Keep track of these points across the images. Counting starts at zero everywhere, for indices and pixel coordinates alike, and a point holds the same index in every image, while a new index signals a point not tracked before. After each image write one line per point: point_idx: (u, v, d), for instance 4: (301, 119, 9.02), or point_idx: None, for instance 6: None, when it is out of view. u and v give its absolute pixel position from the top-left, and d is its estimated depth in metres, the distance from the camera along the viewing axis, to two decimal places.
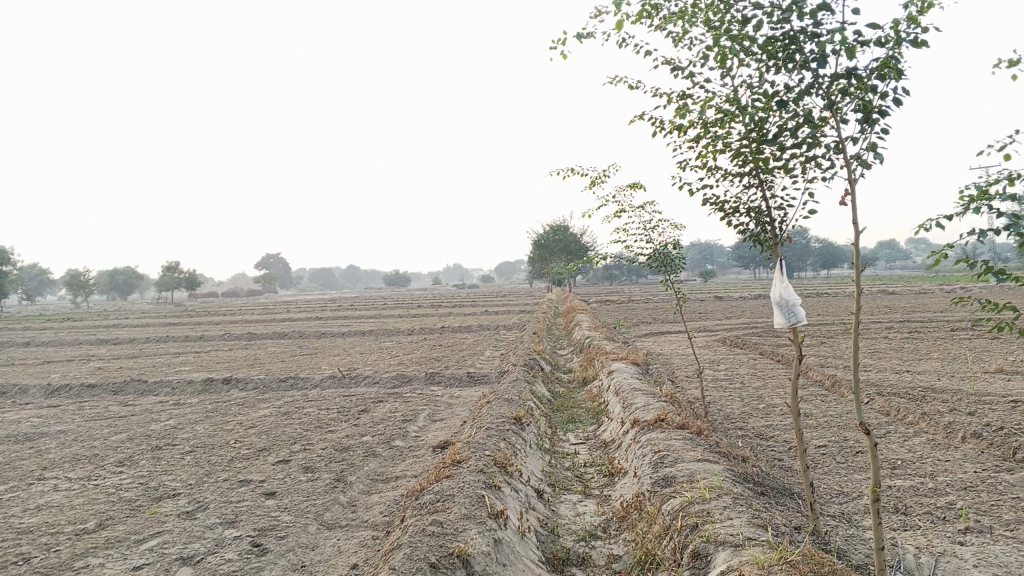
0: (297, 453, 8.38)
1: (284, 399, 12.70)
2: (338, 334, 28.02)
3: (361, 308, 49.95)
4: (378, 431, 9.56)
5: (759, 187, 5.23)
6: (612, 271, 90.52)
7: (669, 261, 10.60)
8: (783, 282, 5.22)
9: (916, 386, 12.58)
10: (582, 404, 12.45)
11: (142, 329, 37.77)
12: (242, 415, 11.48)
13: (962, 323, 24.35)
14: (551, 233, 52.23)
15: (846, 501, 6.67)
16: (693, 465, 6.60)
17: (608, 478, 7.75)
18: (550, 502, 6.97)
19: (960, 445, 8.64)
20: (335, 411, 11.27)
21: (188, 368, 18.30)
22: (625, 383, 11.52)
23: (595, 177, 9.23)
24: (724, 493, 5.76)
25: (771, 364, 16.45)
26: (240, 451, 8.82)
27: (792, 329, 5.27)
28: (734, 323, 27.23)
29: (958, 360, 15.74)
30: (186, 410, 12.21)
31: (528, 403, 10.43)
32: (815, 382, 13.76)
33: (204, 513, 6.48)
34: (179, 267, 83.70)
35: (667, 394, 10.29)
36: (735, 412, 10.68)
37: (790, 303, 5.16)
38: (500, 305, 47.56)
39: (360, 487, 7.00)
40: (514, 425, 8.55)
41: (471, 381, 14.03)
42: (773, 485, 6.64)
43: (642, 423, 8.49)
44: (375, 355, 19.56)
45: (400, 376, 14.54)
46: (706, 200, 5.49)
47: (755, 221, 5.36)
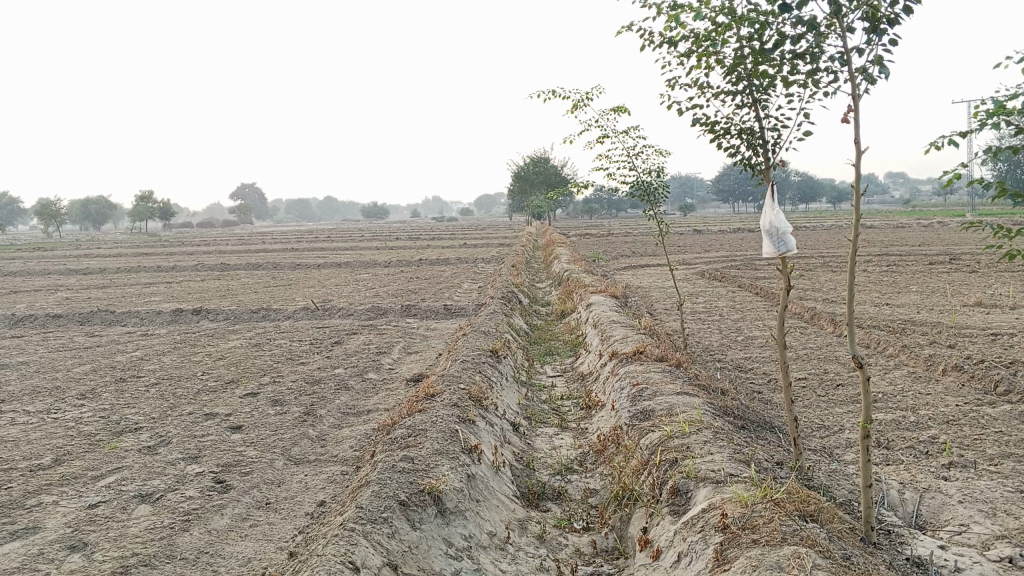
0: (266, 386, 8.13)
1: (256, 330, 12.42)
2: (314, 266, 27.63)
3: (338, 240, 49.47)
4: (350, 363, 9.31)
5: (754, 107, 4.91)
6: (591, 204, 90.13)
7: (652, 190, 10.29)
8: (774, 209, 4.94)
9: (896, 319, 12.49)
10: (560, 336, 12.28)
11: (114, 260, 37.09)
12: (211, 347, 11.19)
13: (940, 257, 24.40)
14: (531, 165, 51.64)
15: (827, 435, 6.54)
16: (672, 398, 6.40)
17: (585, 412, 7.58)
18: (526, 436, 6.78)
19: (941, 378, 8.54)
20: (307, 343, 11.01)
21: (158, 299, 17.94)
22: (604, 315, 11.33)
23: (577, 101, 8.83)
24: (705, 427, 5.58)
25: (750, 296, 16.33)
26: (206, 383, 8.56)
27: (781, 259, 5.01)
28: (714, 256, 27.12)
29: (937, 293, 15.70)
30: (154, 341, 11.90)
31: (505, 335, 10.23)
32: (794, 315, 13.65)
33: (166, 448, 6.24)
34: (153, 197, 82.19)
35: (646, 326, 10.11)
36: (715, 344, 10.54)
37: (780, 231, 4.89)
38: (478, 237, 47.19)
39: (330, 421, 6.77)
40: (490, 358, 8.34)
41: (447, 313, 13.80)
42: (754, 419, 6.48)
43: (620, 355, 8.29)
44: (351, 286, 19.26)
45: (375, 308, 14.27)
46: (696, 121, 5.17)
47: (746, 144, 5.06)
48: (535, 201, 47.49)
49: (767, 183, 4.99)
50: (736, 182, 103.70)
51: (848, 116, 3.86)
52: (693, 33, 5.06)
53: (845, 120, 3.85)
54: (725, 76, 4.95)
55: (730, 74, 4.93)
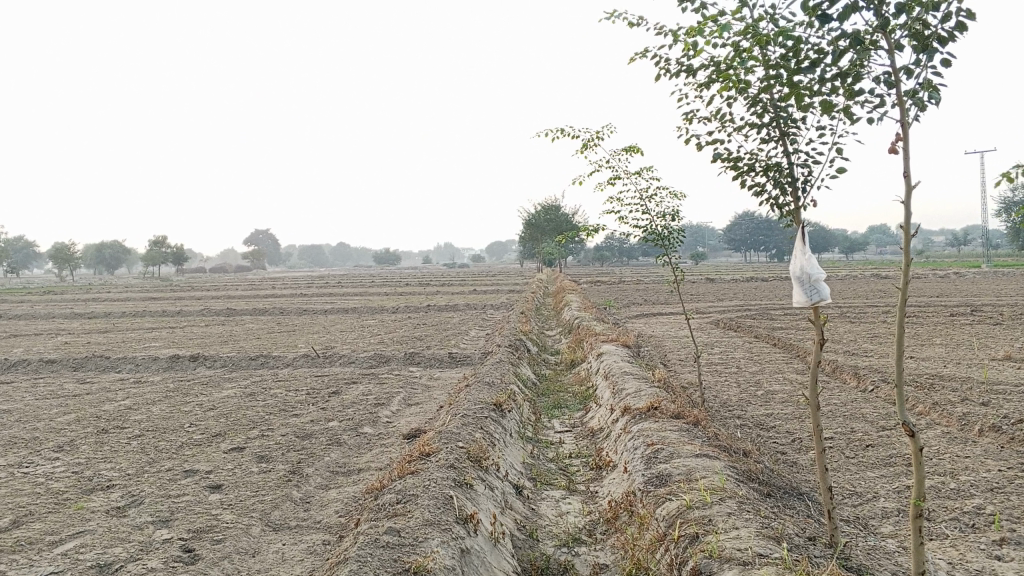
0: (253, 441, 7.62)
1: (251, 379, 11.92)
2: (320, 312, 27.16)
3: (348, 286, 49.17)
4: (346, 416, 8.78)
5: (782, 140, 4.43)
6: (603, 253, 89.90)
7: (665, 234, 9.81)
8: (805, 253, 4.44)
9: (923, 374, 11.87)
10: (569, 388, 11.72)
11: (122, 303, 36.65)
12: (204, 396, 10.69)
13: (961, 308, 23.77)
14: (542, 212, 51.50)
15: (861, 503, 5.96)
16: (691, 461, 5.84)
17: (595, 472, 7.02)
18: (530, 499, 6.23)
19: (978, 439, 7.94)
20: (304, 393, 10.50)
21: (158, 344, 17.51)
22: (615, 366, 10.80)
23: (586, 141, 8.42)
24: (729, 497, 5.01)
25: (767, 347, 15.74)
26: (192, 436, 8.04)
27: (814, 308, 4.52)
28: (727, 305, 26.54)
29: (964, 347, 15.06)
30: (145, 388, 11.42)
31: (511, 387, 9.70)
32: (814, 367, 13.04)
33: (136, 509, 5.71)
34: (167, 241, 82.42)
35: (660, 378, 9.55)
36: (732, 399, 9.95)
37: (813, 278, 4.38)
38: (489, 284, 46.81)
39: (318, 481, 6.25)
40: (493, 412, 7.80)
41: (452, 362, 13.27)
42: (779, 485, 5.92)
43: (633, 411, 7.74)
44: (356, 333, 18.79)
45: (378, 356, 13.76)
46: (716, 156, 4.69)
47: (771, 181, 4.57)
48: (547, 247, 47.20)
49: (796, 224, 4.51)
50: (748, 231, 103.39)
51: (896, 146, 3.36)
52: (713, 61, 4.62)
53: (893, 150, 3.34)
54: (749, 106, 4.48)
55: (755, 105, 4.46)
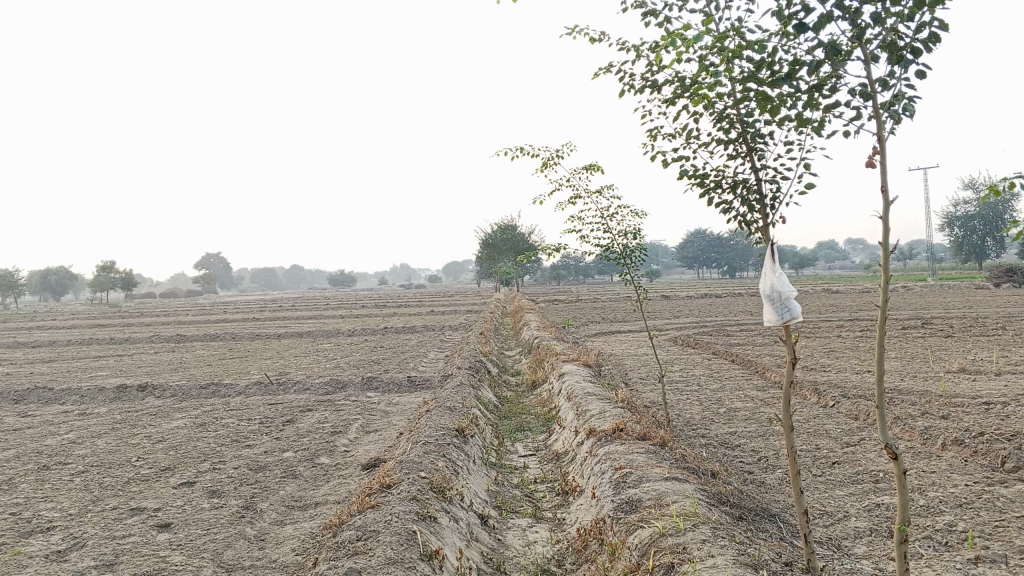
0: (204, 475, 7.30)
1: (203, 408, 11.52)
2: (274, 336, 26.62)
3: (302, 309, 48.46)
4: (302, 445, 8.47)
5: (749, 157, 4.33)
6: (559, 272, 90.11)
7: (627, 251, 9.72)
8: (775, 270, 4.34)
9: (881, 388, 11.93)
10: (531, 410, 11.53)
11: (67, 331, 35.51)
12: (152, 427, 10.27)
13: (912, 321, 24.15)
14: (498, 232, 51.43)
15: (832, 522, 5.87)
16: (661, 485, 5.69)
17: (561, 498, 6.84)
18: (495, 529, 6.02)
19: (941, 453, 7.94)
20: (257, 422, 10.15)
21: (105, 373, 16.91)
22: (577, 387, 10.65)
23: (546, 158, 8.30)
24: (702, 522, 4.86)
25: (726, 364, 15.74)
26: (139, 471, 7.66)
27: (785, 326, 4.41)
28: (684, 322, 26.63)
29: (918, 359, 15.24)
30: (90, 421, 10.95)
31: (473, 411, 9.48)
32: (775, 383, 13.05)
33: (77, 553, 5.36)
34: (114, 266, 80.55)
35: (624, 398, 9.42)
36: (696, 418, 9.85)
37: (783, 297, 4.28)
38: (446, 305, 46.51)
39: (272, 517, 5.97)
40: (455, 438, 7.58)
41: (411, 386, 13.00)
42: (750, 507, 5.81)
43: (598, 433, 7.58)
44: (311, 358, 18.39)
45: (334, 381, 13.42)
46: (683, 172, 4.57)
47: (737, 199, 4.46)
48: (503, 267, 47.12)
49: (764, 240, 4.41)
50: (701, 247, 104.65)
51: (873, 159, 3.27)
52: (678, 76, 4.52)
53: (870, 164, 3.25)
54: (716, 121, 4.38)
55: (722, 121, 4.36)
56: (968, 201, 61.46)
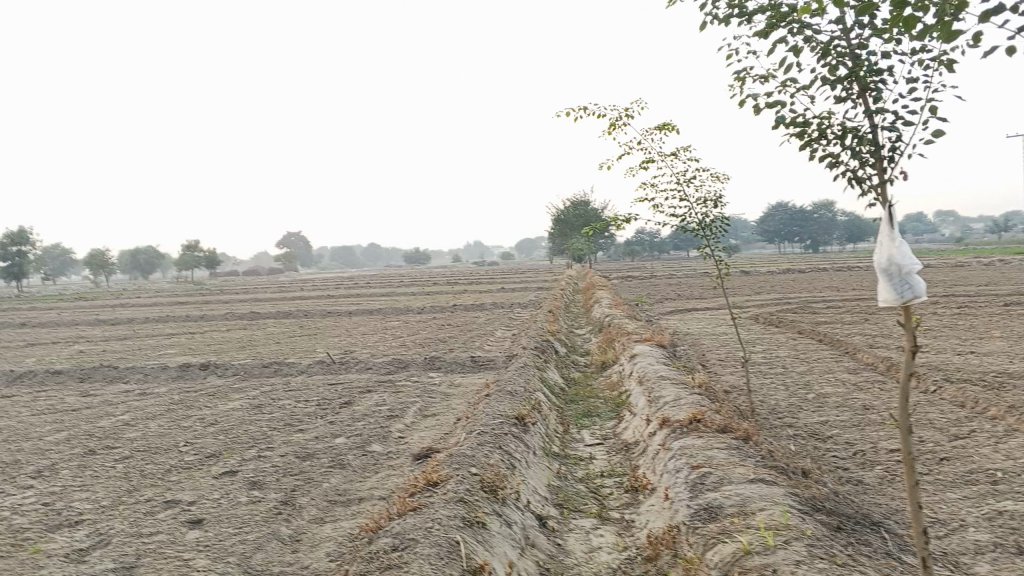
0: (248, 463, 6.87)
1: (260, 389, 11.17)
2: (343, 314, 26.48)
3: (375, 286, 48.70)
4: (354, 431, 7.97)
5: (863, 99, 3.54)
6: (633, 249, 88.62)
7: (705, 223, 8.89)
8: (893, 239, 3.53)
9: (989, 371, 10.78)
10: (600, 394, 10.83)
11: (149, 308, 36.39)
12: (207, 409, 9.94)
13: (1016, 298, 22.39)
14: (571, 209, 50.48)
15: (947, 533, 5.04)
16: (746, 488, 4.96)
17: (631, 496, 6.18)
18: (556, 531, 5.39)
19: None
20: (313, 405, 9.72)
21: (174, 352, 16.85)
22: (651, 370, 9.89)
23: (613, 119, 7.53)
24: (796, 537, 4.11)
25: (812, 344, 14.69)
26: (183, 458, 7.27)
27: (903, 308, 3.61)
28: (765, 299, 25.44)
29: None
30: (148, 401, 10.72)
31: (536, 395, 8.85)
32: (866, 365, 12.01)
33: (98, 552, 4.93)
34: (198, 245, 82.47)
35: (700, 384, 8.64)
36: (781, 405, 8.98)
37: (904, 270, 3.50)
38: (517, 281, 45.98)
39: (311, 514, 5.46)
40: (515, 427, 6.95)
41: (475, 367, 12.44)
42: (850, 513, 5.04)
43: (672, 424, 6.85)
44: (377, 336, 18.04)
45: (396, 361, 12.96)
46: (778, 119, 3.78)
47: (846, 149, 3.65)
48: (575, 243, 46.32)
49: (879, 201, 3.58)
50: (781, 221, 101.50)
51: None
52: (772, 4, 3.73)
53: None
54: (820, 57, 3.59)
55: (828, 56, 3.57)
56: None
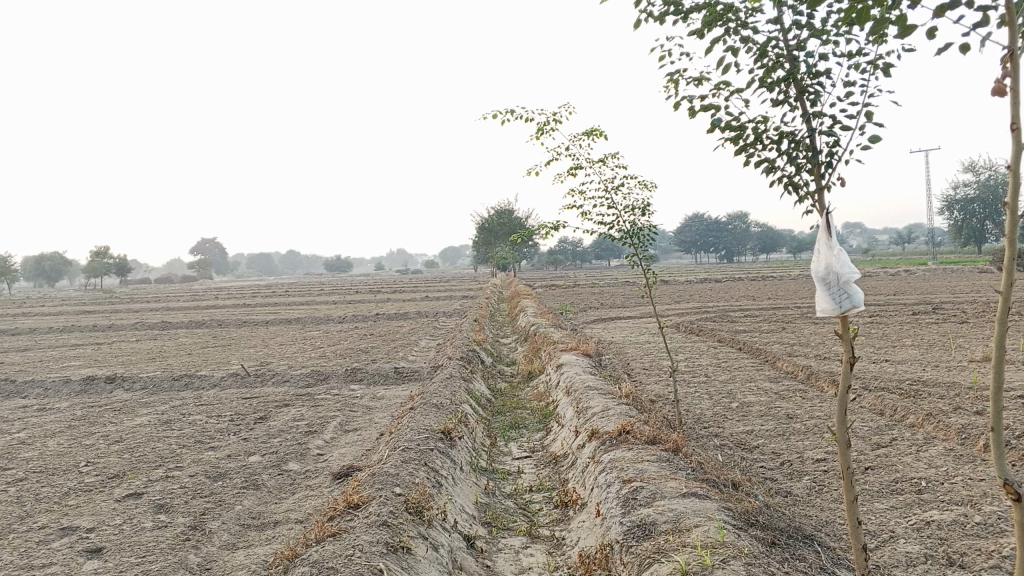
0: (154, 484, 6.42)
1: (171, 403, 10.60)
2: (260, 323, 25.67)
3: (294, 294, 47.59)
4: (270, 448, 7.58)
5: (799, 103, 3.44)
6: (556, 258, 89.19)
7: (632, 231, 8.82)
8: (831, 247, 3.42)
9: (904, 379, 11.04)
10: (526, 405, 10.65)
11: (52, 318, 34.56)
12: (112, 426, 9.36)
13: (922, 306, 23.21)
14: (495, 217, 50.40)
15: (877, 544, 5.02)
16: (680, 503, 4.83)
17: (561, 511, 6.01)
18: (484, 552, 5.16)
19: (985, 455, 7.07)
20: (227, 420, 9.25)
21: (78, 364, 15.96)
22: (578, 380, 9.77)
23: (541, 123, 7.37)
24: (733, 555, 3.99)
25: (734, 352, 14.85)
26: (83, 479, 6.76)
27: (841, 318, 3.51)
28: (686, 307, 25.78)
29: (937, 348, 14.36)
30: (47, 418, 10.03)
31: (462, 408, 8.61)
32: (787, 374, 12.17)
33: None
34: (108, 252, 79.16)
35: (628, 394, 8.55)
36: (707, 415, 8.96)
37: (842, 279, 3.39)
38: (441, 290, 45.58)
39: (223, 540, 5.09)
40: (441, 442, 6.70)
41: (398, 378, 12.11)
42: (783, 527, 4.97)
43: (601, 436, 6.71)
44: (296, 347, 17.48)
45: (315, 372, 12.51)
46: (714, 122, 3.67)
47: (783, 154, 3.55)
48: (499, 252, 46.24)
49: (817, 208, 3.48)
50: (699, 231, 103.73)
51: (1000, 84, 2.44)
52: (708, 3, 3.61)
53: (998, 92, 2.41)
54: (757, 58, 3.48)
55: (766, 57, 3.46)
56: (969, 183, 60.62)
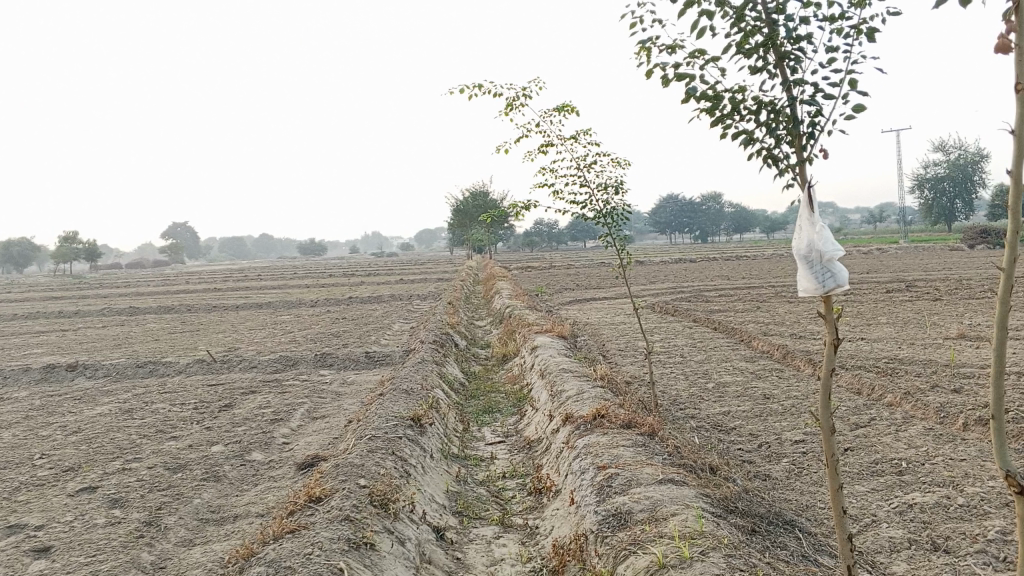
0: (110, 477, 6.14)
1: (134, 391, 10.28)
2: (231, 308, 25.25)
3: (267, 278, 47.03)
4: (233, 438, 7.31)
5: (779, 70, 3.22)
6: (532, 240, 89.01)
7: (606, 211, 8.60)
8: (814, 223, 3.21)
9: (879, 357, 10.96)
10: (500, 388, 10.45)
11: (18, 304, 33.78)
12: (71, 415, 9.03)
13: (895, 285, 23.30)
14: (470, 198, 50.07)
15: (858, 529, 4.88)
16: (657, 490, 4.65)
17: (535, 499, 5.81)
18: (454, 544, 4.96)
19: (964, 434, 6.97)
20: (191, 408, 8.95)
21: (40, 351, 15.52)
22: (552, 362, 9.58)
23: (510, 98, 7.12)
24: (713, 546, 3.81)
25: (709, 332, 14.75)
26: (35, 472, 6.46)
27: (825, 299, 3.30)
28: (662, 288, 25.70)
29: (912, 325, 14.35)
30: (3, 408, 9.67)
31: (433, 392, 8.39)
32: (763, 353, 12.07)
33: None
34: (77, 237, 77.85)
35: (603, 376, 8.36)
36: (683, 396, 8.80)
37: (825, 257, 3.18)
38: (417, 272, 45.29)
39: (179, 536, 4.84)
40: (410, 429, 6.47)
41: (369, 363, 11.85)
42: (764, 514, 4.81)
43: (575, 420, 6.51)
44: (267, 331, 17.15)
45: (284, 357, 12.22)
46: (689, 91, 3.45)
47: (762, 125, 3.33)
48: (474, 234, 45.94)
49: (799, 182, 3.27)
50: (674, 212, 103.98)
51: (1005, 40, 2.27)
52: None
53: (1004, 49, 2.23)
54: (734, 22, 3.26)
55: (743, 21, 3.24)
56: (939, 162, 61.08)
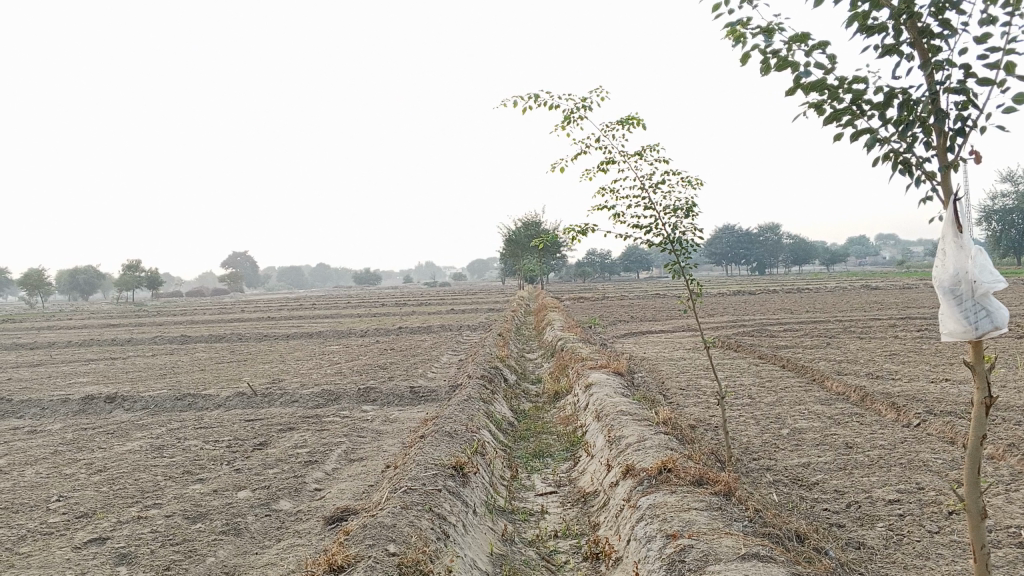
0: (123, 527, 5.59)
1: (169, 426, 9.81)
2: (281, 338, 24.97)
3: (322, 308, 47.04)
4: (262, 482, 6.73)
5: (916, 50, 2.56)
6: (585, 271, 88.16)
7: (675, 237, 7.88)
8: (965, 247, 2.51)
9: (970, 402, 9.94)
10: (552, 429, 9.73)
11: (76, 331, 34.09)
12: (100, 451, 8.56)
13: None
14: (523, 229, 49.60)
15: None
16: (741, 569, 3.89)
17: (592, 565, 5.09)
18: None
19: None
20: (223, 446, 8.41)
21: (86, 380, 15.27)
22: (609, 402, 8.84)
23: (568, 111, 6.51)
24: None
25: (776, 370, 13.80)
26: (47, 518, 5.96)
27: (972, 343, 2.59)
28: (721, 321, 24.69)
29: (1001, 365, 13.19)
30: (34, 442, 9.27)
31: (479, 434, 7.73)
32: (837, 395, 11.12)
33: None
34: (139, 265, 79.44)
35: (666, 420, 7.60)
36: (755, 444, 7.96)
37: (978, 292, 2.48)
38: (469, 302, 44.78)
39: None
40: (452, 479, 5.81)
41: (414, 399, 11.25)
42: None
43: (637, 473, 5.78)
44: (313, 363, 16.70)
45: (326, 391, 11.68)
46: (798, 81, 2.80)
47: (891, 124, 2.66)
48: (527, 264, 45.36)
49: (942, 194, 2.59)
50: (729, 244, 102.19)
51: None
52: None
53: None
54: None
55: None
56: (1008, 194, 58.78)
